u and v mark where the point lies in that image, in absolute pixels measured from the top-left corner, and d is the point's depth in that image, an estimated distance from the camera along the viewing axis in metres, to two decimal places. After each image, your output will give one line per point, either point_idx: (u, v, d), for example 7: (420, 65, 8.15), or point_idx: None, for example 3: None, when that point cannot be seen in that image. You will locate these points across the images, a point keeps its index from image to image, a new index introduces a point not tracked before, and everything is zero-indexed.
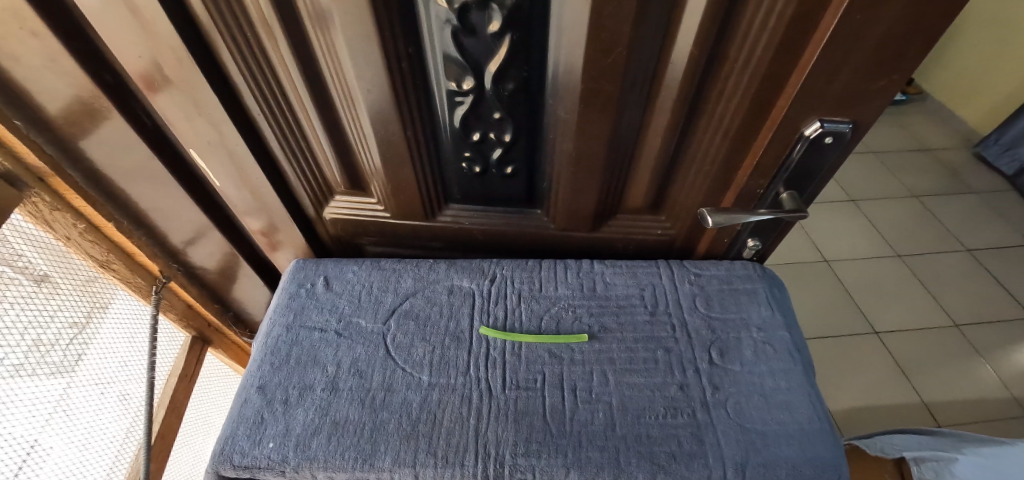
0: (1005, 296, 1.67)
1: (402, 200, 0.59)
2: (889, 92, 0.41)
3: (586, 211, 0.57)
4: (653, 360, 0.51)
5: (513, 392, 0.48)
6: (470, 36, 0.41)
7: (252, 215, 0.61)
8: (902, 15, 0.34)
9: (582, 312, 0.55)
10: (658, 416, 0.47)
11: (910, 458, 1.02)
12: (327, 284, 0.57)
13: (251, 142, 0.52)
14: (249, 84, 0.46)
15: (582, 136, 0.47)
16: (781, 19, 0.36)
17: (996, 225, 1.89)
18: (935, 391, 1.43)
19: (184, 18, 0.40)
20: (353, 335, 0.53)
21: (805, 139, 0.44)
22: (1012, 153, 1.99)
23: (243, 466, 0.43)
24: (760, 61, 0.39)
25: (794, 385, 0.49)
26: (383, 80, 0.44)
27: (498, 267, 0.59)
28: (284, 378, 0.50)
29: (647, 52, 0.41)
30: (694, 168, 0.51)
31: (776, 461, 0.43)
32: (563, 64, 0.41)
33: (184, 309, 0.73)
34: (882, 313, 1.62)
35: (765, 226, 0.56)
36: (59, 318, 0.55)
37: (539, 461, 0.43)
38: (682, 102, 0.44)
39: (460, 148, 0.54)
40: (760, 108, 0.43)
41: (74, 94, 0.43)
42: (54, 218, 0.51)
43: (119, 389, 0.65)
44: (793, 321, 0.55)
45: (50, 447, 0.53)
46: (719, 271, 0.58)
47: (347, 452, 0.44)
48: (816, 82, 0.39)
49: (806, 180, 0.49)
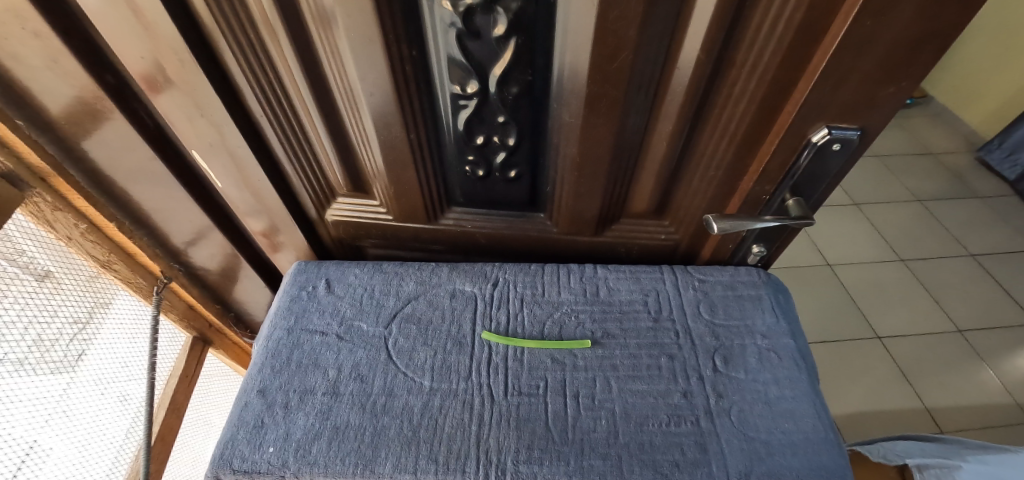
0: (1009, 300, 1.66)
1: (404, 202, 0.59)
2: (896, 100, 0.40)
3: (589, 216, 0.57)
4: (655, 367, 0.51)
5: (515, 399, 0.48)
6: (475, 39, 0.41)
7: (253, 216, 0.61)
8: (913, 21, 0.34)
9: (585, 318, 0.55)
10: (661, 424, 0.46)
11: (915, 466, 1.01)
12: (328, 287, 0.57)
13: (253, 143, 0.52)
14: (251, 85, 0.45)
15: (586, 141, 0.47)
16: (789, 25, 0.35)
17: (999, 229, 1.88)
18: (938, 397, 1.42)
19: (187, 19, 0.39)
20: (354, 339, 0.53)
21: (812, 146, 0.44)
22: (1014, 157, 1.98)
23: (242, 471, 0.43)
24: (768, 66, 0.39)
25: (798, 393, 0.48)
26: (386, 83, 0.44)
27: (500, 271, 0.58)
28: (284, 382, 0.49)
29: (653, 56, 0.40)
30: (699, 173, 0.51)
31: (780, 470, 0.43)
32: (568, 68, 0.41)
33: (184, 310, 0.72)
34: (885, 317, 1.61)
35: (770, 232, 0.55)
36: (59, 317, 0.55)
37: (541, 469, 0.43)
38: (688, 107, 0.44)
39: (463, 151, 0.53)
40: (766, 113, 0.43)
41: (76, 95, 0.43)
42: (56, 218, 0.51)
43: (119, 390, 0.64)
44: (797, 328, 0.54)
45: (49, 447, 0.53)
46: (723, 277, 0.58)
47: (348, 458, 0.43)
48: (823, 88, 0.39)
49: (812, 186, 0.49)
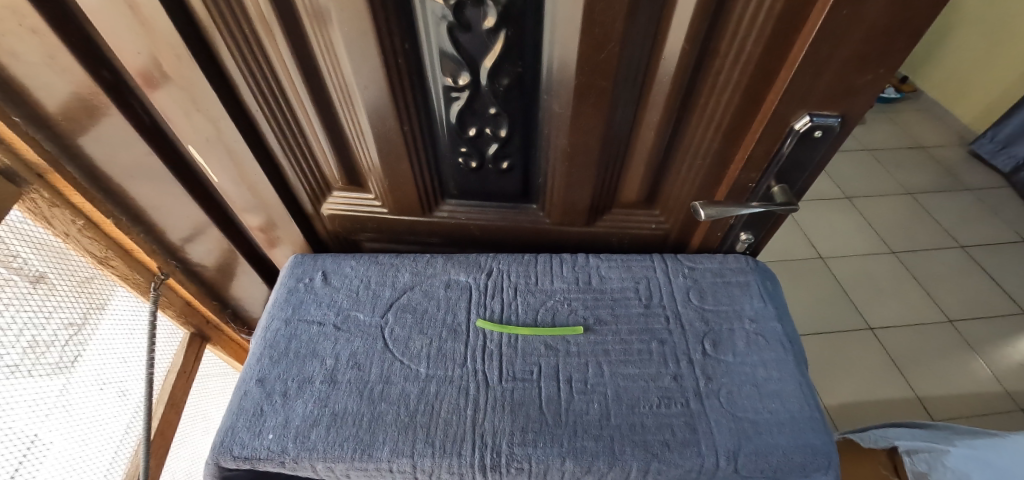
0: (997, 291, 1.69)
1: (399, 195, 0.60)
2: (875, 87, 0.42)
3: (581, 205, 0.58)
4: (647, 351, 0.52)
5: (510, 384, 0.49)
6: (466, 32, 0.42)
7: (250, 211, 0.62)
8: (886, 10, 0.35)
9: (577, 305, 0.56)
10: (652, 406, 0.47)
11: (904, 449, 1.03)
12: (325, 279, 0.58)
13: (250, 139, 0.53)
14: (247, 81, 0.46)
15: (576, 132, 0.48)
16: (769, 15, 0.36)
17: (990, 222, 1.90)
18: (929, 385, 1.45)
19: (184, 15, 0.40)
20: (350, 328, 0.54)
21: (795, 133, 0.45)
22: (1007, 151, 2.01)
23: (242, 457, 0.44)
24: (751, 55, 0.40)
25: (785, 374, 0.50)
26: (379, 76, 0.45)
27: (493, 261, 0.59)
28: (283, 371, 0.50)
29: (640, 46, 0.41)
30: (687, 162, 0.52)
31: (767, 448, 0.44)
32: (557, 60, 0.42)
33: (182, 307, 0.73)
34: (877, 309, 1.63)
35: (757, 219, 0.56)
36: (55, 319, 0.55)
37: (534, 451, 0.44)
38: (674, 97, 0.45)
39: (456, 143, 0.54)
40: (750, 102, 0.44)
41: (73, 91, 0.43)
42: (53, 214, 0.51)
43: (118, 386, 0.65)
44: (784, 312, 0.56)
45: (49, 442, 0.53)
46: (712, 264, 0.59)
47: (346, 442, 0.44)
48: (804, 75, 0.40)
49: (795, 174, 0.50)
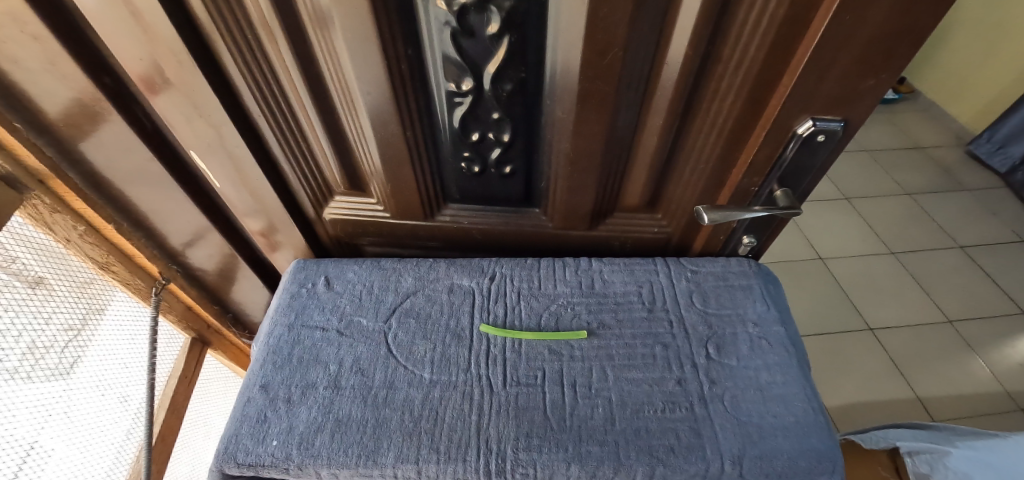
0: (996, 290, 1.70)
1: (402, 200, 0.60)
2: (877, 91, 0.42)
3: (584, 210, 0.58)
4: (651, 355, 0.52)
5: (513, 389, 0.49)
6: (469, 37, 0.42)
7: (251, 216, 0.61)
8: (889, 15, 0.35)
9: (581, 309, 0.56)
10: (656, 411, 0.47)
11: (905, 451, 1.04)
12: (327, 284, 0.58)
13: (252, 144, 0.53)
14: (249, 86, 0.46)
15: (579, 137, 0.48)
16: (773, 20, 0.37)
17: (988, 221, 1.91)
18: (930, 386, 1.45)
19: (185, 21, 0.40)
20: (354, 334, 0.54)
21: (798, 137, 0.45)
22: (1005, 151, 2.01)
23: (247, 464, 0.44)
24: (754, 60, 0.40)
25: (789, 378, 0.50)
26: (382, 82, 0.45)
27: (497, 266, 0.59)
28: (286, 377, 0.50)
29: (643, 51, 0.41)
30: (690, 166, 0.52)
31: (772, 452, 0.44)
32: (559, 66, 0.42)
33: (183, 311, 0.72)
34: (877, 310, 1.63)
35: (760, 223, 0.57)
36: (53, 323, 0.54)
37: (539, 456, 0.44)
38: (677, 102, 0.45)
39: (458, 148, 0.54)
40: (753, 107, 0.44)
41: (73, 97, 0.43)
42: (54, 220, 0.51)
43: (119, 391, 0.65)
44: (787, 316, 0.56)
45: (50, 448, 0.53)
46: (715, 268, 0.59)
47: (350, 449, 0.44)
48: (807, 81, 0.40)
49: (798, 177, 0.50)
